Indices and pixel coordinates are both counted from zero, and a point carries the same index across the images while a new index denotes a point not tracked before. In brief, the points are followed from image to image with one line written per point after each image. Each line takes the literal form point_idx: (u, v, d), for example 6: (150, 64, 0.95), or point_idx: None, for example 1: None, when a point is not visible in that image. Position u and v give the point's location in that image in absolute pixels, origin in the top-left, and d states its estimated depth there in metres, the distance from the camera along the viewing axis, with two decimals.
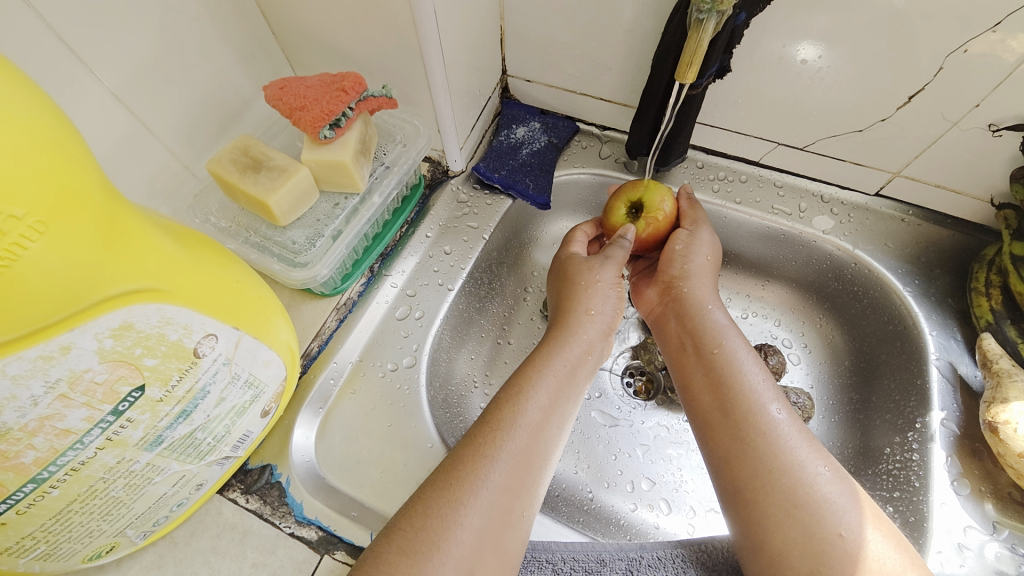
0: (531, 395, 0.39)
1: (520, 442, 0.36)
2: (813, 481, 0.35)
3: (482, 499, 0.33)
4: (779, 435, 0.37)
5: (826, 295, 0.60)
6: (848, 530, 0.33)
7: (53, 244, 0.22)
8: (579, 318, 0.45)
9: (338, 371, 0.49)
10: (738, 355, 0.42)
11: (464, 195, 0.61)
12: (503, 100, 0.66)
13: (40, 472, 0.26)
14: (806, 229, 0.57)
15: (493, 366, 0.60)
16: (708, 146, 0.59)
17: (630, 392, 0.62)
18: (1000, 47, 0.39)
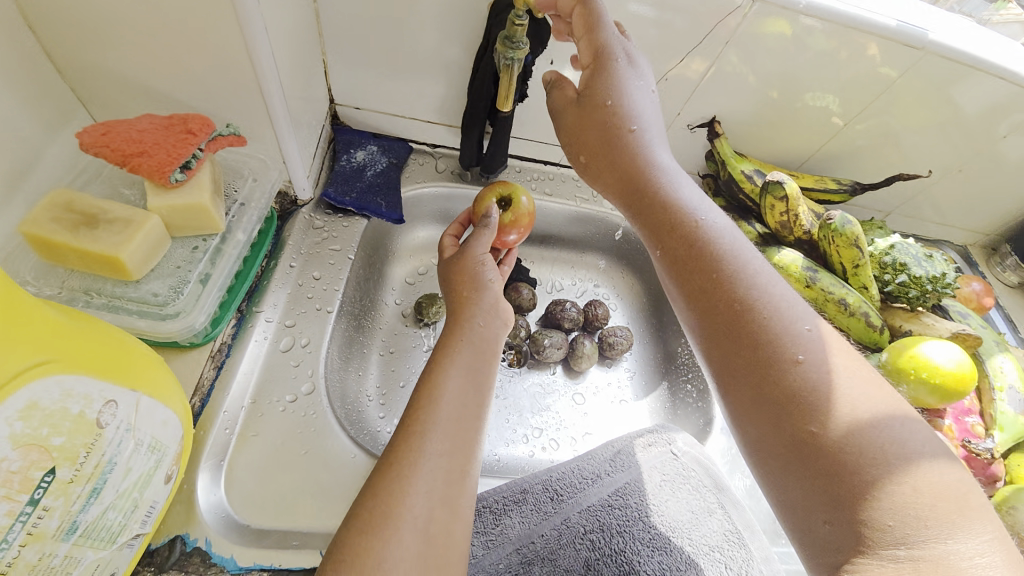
0: (447, 370, 0.44)
1: (447, 430, 0.41)
2: (803, 339, 0.37)
3: (427, 469, 0.39)
4: (769, 301, 0.38)
5: (623, 254, 0.81)
6: (887, 443, 0.33)
7: None
8: (475, 304, 0.50)
9: (231, 420, 0.47)
10: (754, 268, 0.40)
11: (319, 221, 0.63)
12: (335, 127, 0.69)
13: None
14: (600, 208, 0.77)
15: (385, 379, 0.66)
16: (521, 155, 0.76)
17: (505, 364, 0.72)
18: (689, 69, 0.62)
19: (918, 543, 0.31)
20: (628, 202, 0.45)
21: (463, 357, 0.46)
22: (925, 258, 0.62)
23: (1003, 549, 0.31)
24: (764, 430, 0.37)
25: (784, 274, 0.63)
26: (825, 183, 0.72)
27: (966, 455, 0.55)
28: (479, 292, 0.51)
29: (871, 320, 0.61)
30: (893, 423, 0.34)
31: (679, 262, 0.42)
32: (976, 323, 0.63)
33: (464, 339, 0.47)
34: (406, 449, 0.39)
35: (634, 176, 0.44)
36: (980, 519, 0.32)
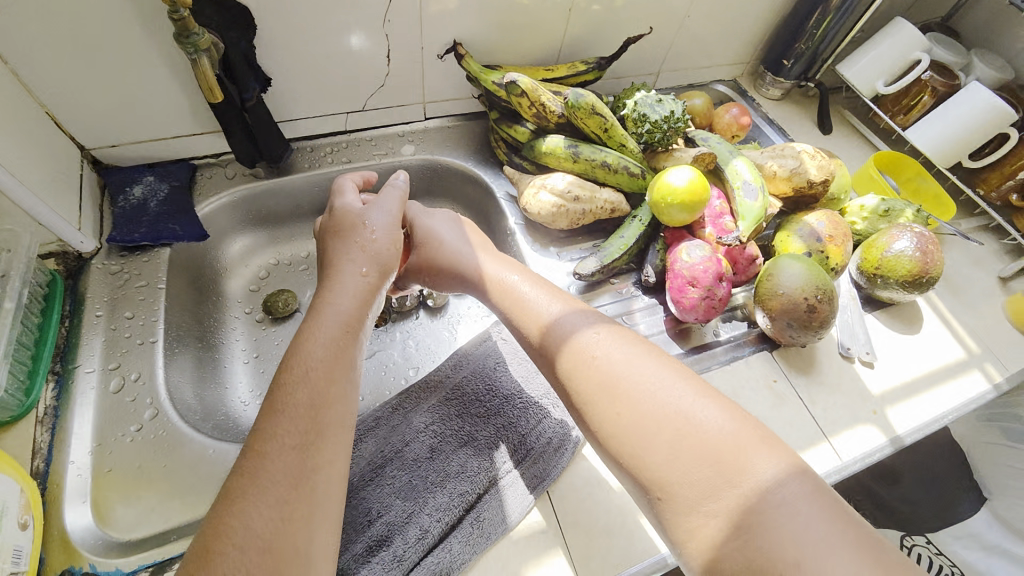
0: (311, 347, 0.43)
1: (302, 424, 0.39)
2: (598, 363, 0.45)
3: (275, 471, 0.36)
4: (575, 341, 0.47)
5: (444, 190, 0.89)
6: (684, 424, 0.39)
7: None
8: (344, 273, 0.51)
9: (81, 468, 0.50)
10: (562, 315, 0.50)
11: (115, 266, 0.64)
12: (102, 171, 0.69)
13: None
14: (399, 156, 0.83)
15: (257, 382, 0.72)
16: (305, 134, 0.80)
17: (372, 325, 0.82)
18: (403, 4, 0.67)
19: (724, 499, 0.36)
20: (466, 279, 0.59)
21: (331, 326, 0.45)
22: (656, 103, 0.72)
23: (796, 472, 0.36)
24: (598, 438, 0.43)
25: (555, 158, 0.72)
26: (575, 67, 0.80)
27: (727, 249, 0.68)
28: (348, 256, 0.52)
29: (633, 171, 0.71)
30: (689, 404, 0.40)
31: (517, 328, 0.53)
32: (715, 141, 0.74)
33: (328, 314, 0.46)
34: (257, 456, 0.36)
35: (461, 273, 0.59)
36: (766, 454, 0.37)
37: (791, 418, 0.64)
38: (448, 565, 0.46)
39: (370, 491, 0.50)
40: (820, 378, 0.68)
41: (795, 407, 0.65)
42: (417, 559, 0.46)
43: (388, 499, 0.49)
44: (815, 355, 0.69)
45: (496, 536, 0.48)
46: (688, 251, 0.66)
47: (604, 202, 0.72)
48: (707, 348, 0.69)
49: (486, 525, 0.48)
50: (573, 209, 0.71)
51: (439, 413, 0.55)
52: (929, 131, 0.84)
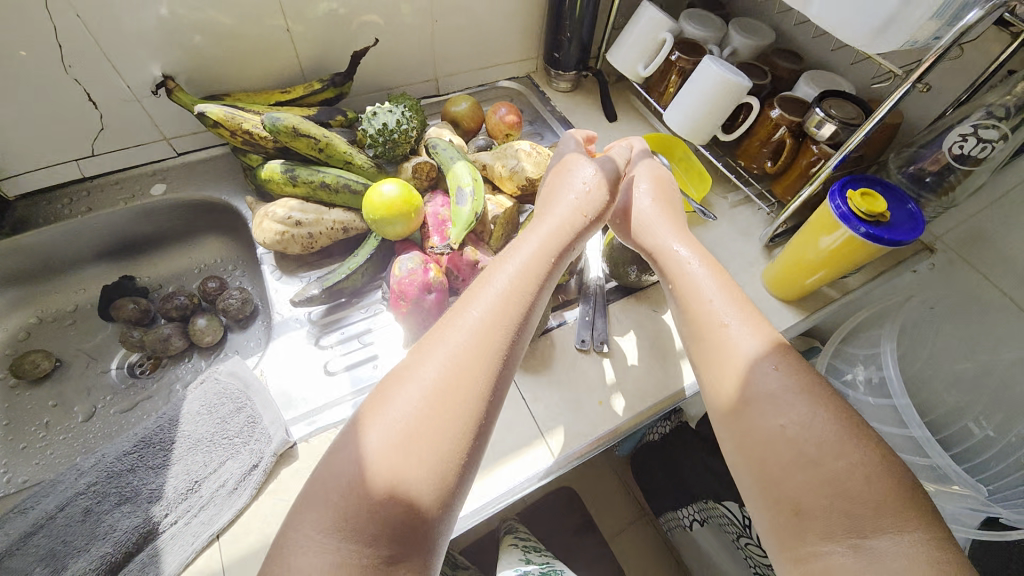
0: (467, 312, 0.47)
1: (417, 439, 0.40)
2: (752, 377, 0.47)
3: (382, 436, 0.40)
4: (728, 343, 0.50)
5: (214, 223, 0.88)
6: (788, 428, 0.44)
7: None
8: (561, 207, 0.60)
9: None
10: (671, 250, 0.60)
11: None
12: None
13: None
14: (148, 197, 0.81)
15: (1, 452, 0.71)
16: (38, 187, 0.77)
17: (143, 372, 0.80)
18: (78, 48, 0.66)
19: (852, 545, 0.38)
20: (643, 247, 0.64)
21: (542, 265, 0.52)
22: (373, 116, 0.72)
23: (928, 557, 0.36)
24: (730, 433, 0.47)
25: (276, 183, 0.71)
26: (312, 87, 0.80)
27: (449, 257, 0.68)
28: (553, 206, 0.60)
29: (354, 188, 0.71)
30: (785, 402, 0.45)
31: (639, 241, 0.64)
32: (443, 147, 0.74)
33: (480, 296, 0.48)
34: (349, 447, 0.41)
35: (648, 237, 0.63)
36: (896, 526, 0.37)
37: (508, 422, 0.64)
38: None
39: (15, 562, 0.50)
40: (549, 374, 0.68)
41: (515, 409, 0.65)
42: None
43: (34, 569, 0.49)
44: (548, 352, 0.69)
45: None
46: (401, 264, 0.65)
47: (332, 222, 0.71)
48: None
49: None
50: (297, 233, 0.70)
51: (121, 470, 0.55)
52: (676, 111, 0.85)
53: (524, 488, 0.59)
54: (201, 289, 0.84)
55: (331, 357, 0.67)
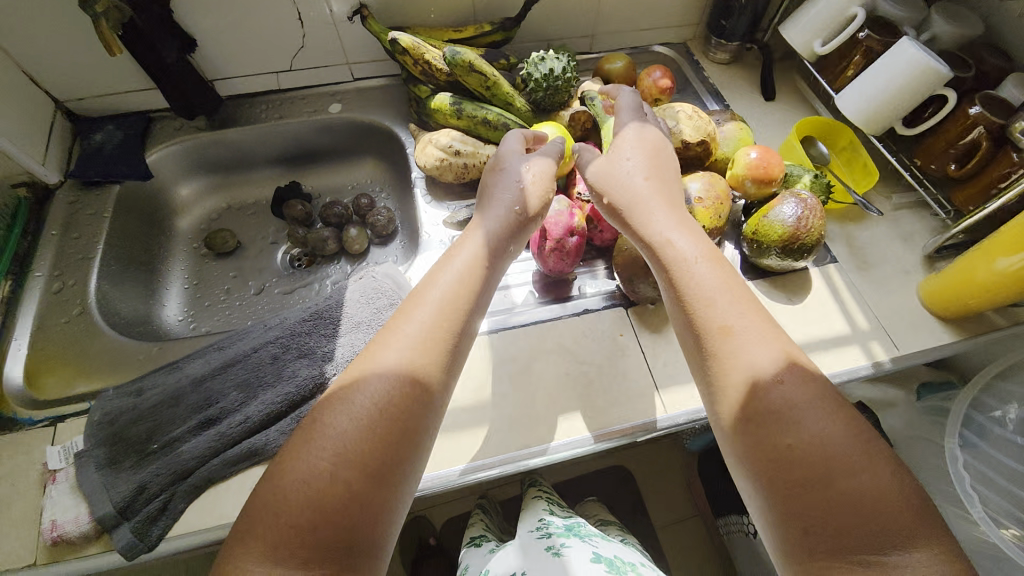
0: (396, 337, 0.45)
1: (358, 431, 0.40)
2: (771, 387, 0.43)
3: (338, 430, 0.40)
4: (732, 351, 0.45)
5: (371, 146, 0.96)
6: (796, 447, 0.40)
7: None
8: (495, 210, 0.58)
9: (19, 342, 0.66)
10: (669, 240, 0.54)
11: (74, 196, 0.78)
12: (72, 120, 0.83)
13: None
14: (326, 114, 0.91)
15: (194, 305, 0.86)
16: (245, 92, 0.90)
17: (301, 268, 0.93)
18: None
19: (875, 563, 0.35)
20: (638, 238, 0.57)
21: (475, 282, 0.51)
22: (540, 62, 0.74)
23: (946, 563, 0.35)
24: (740, 450, 0.43)
25: (442, 114, 0.77)
26: (483, 28, 0.83)
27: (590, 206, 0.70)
28: (499, 199, 0.59)
29: (511, 127, 0.75)
30: (804, 415, 0.41)
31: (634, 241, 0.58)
32: (600, 100, 0.75)
33: (422, 298, 0.48)
34: (322, 415, 0.41)
35: (639, 233, 0.57)
36: (928, 538, 0.36)
37: (625, 369, 0.66)
38: (263, 444, 0.56)
39: (216, 383, 0.61)
40: (671, 336, 0.69)
41: (632, 360, 0.67)
42: (240, 437, 0.57)
43: (230, 391, 0.60)
44: (670, 315, 0.70)
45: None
46: (547, 205, 0.69)
47: (486, 157, 0.77)
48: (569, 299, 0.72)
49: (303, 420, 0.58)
50: (454, 162, 0.76)
51: (296, 331, 0.65)
52: (852, 96, 0.80)
53: (603, 442, 0.61)
54: (355, 205, 0.95)
55: None
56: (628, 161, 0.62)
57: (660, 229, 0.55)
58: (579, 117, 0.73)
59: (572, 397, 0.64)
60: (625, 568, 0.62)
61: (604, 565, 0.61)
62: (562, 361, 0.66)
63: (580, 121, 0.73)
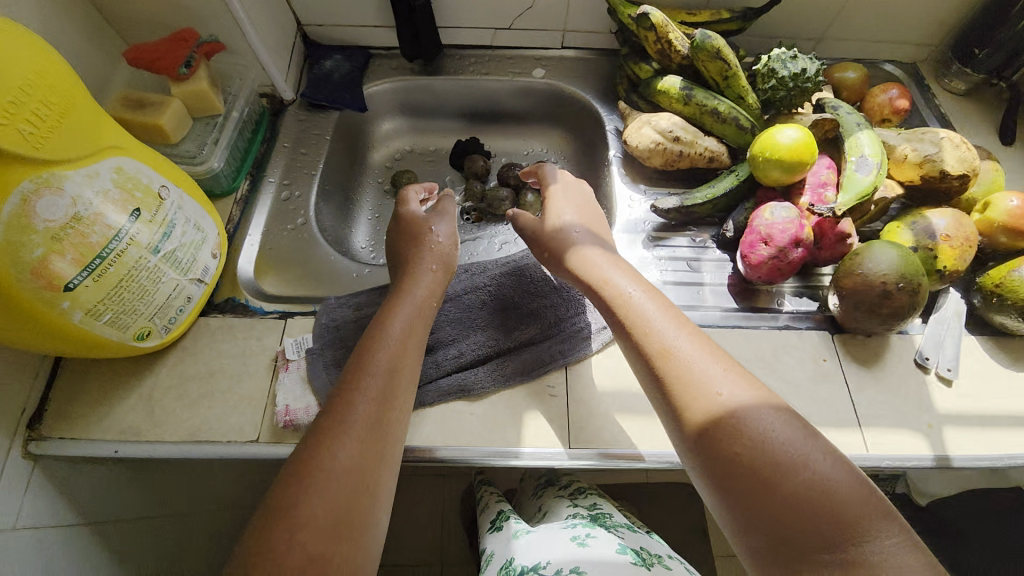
0: (380, 345, 0.49)
1: (359, 436, 0.42)
2: (724, 402, 0.43)
3: (337, 471, 0.40)
4: (689, 365, 0.45)
5: (559, 116, 0.95)
6: (754, 438, 0.40)
7: (71, 129, 0.43)
8: (421, 269, 0.61)
9: (253, 238, 0.71)
10: (638, 304, 0.51)
11: (302, 115, 0.84)
12: (307, 44, 0.89)
13: (104, 250, 0.47)
14: (529, 78, 0.92)
15: (375, 235, 0.90)
16: (459, 44, 0.92)
17: (469, 222, 0.95)
18: None
19: (848, 554, 0.36)
20: (581, 282, 0.58)
21: (387, 348, 0.49)
22: (790, 59, 0.69)
23: (908, 544, 0.37)
24: (733, 495, 0.40)
25: (668, 97, 0.74)
26: (718, 15, 0.79)
27: (818, 220, 0.66)
28: (429, 256, 0.62)
29: (741, 123, 0.71)
30: (768, 431, 0.41)
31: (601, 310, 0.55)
32: (846, 112, 0.70)
33: (383, 339, 0.50)
34: (295, 472, 0.40)
35: (578, 273, 0.58)
36: (885, 526, 0.37)
37: (825, 397, 0.63)
38: (470, 382, 0.61)
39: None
40: (879, 374, 0.65)
41: (835, 388, 0.63)
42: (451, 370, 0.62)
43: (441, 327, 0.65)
44: (883, 351, 0.66)
45: (519, 380, 0.61)
46: (772, 209, 0.65)
47: (703, 149, 0.74)
48: (766, 310, 0.69)
49: (508, 369, 0.61)
50: (670, 148, 0.74)
51: (499, 283, 0.68)
52: None
53: None
54: (534, 169, 0.93)
55: (660, 268, 0.73)
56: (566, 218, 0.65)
57: (610, 295, 0.54)
58: (827, 124, 0.68)
59: None
60: (651, 562, 0.58)
61: (631, 557, 0.57)
62: (759, 373, 0.64)
63: (825, 128, 0.68)
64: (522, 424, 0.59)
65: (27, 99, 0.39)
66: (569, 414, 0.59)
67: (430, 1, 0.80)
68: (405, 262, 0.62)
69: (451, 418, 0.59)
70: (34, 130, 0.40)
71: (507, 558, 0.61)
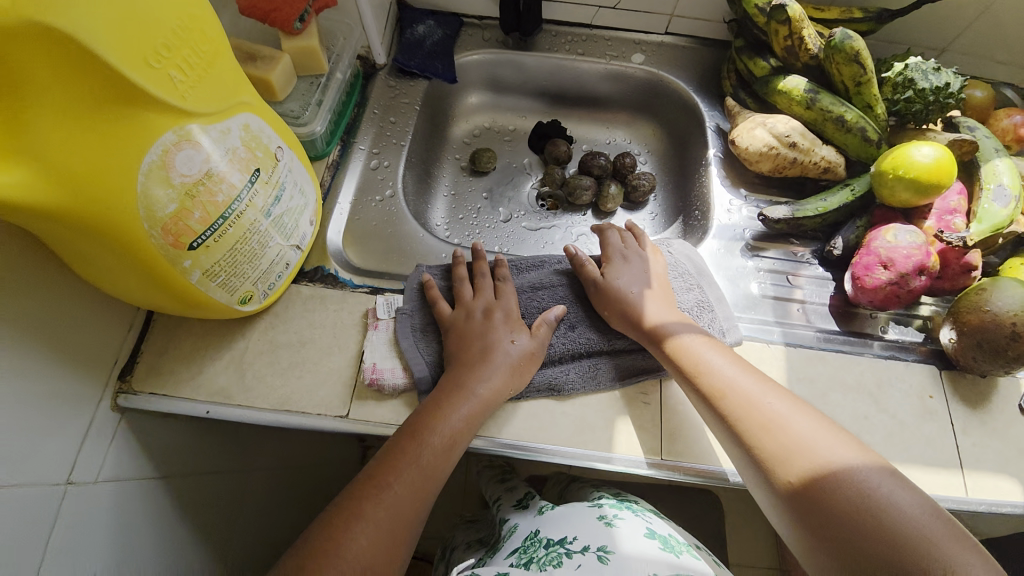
0: (454, 409, 0.51)
1: (410, 476, 0.47)
2: (792, 434, 0.45)
3: (395, 496, 0.46)
4: (755, 404, 0.48)
5: (650, 108, 0.91)
6: (834, 474, 0.42)
7: (210, 79, 0.42)
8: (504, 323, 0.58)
9: (342, 207, 0.69)
10: (735, 379, 0.51)
11: (392, 81, 0.81)
12: (400, 6, 0.85)
13: (227, 211, 0.45)
14: (627, 63, 0.87)
15: (450, 214, 0.88)
16: (556, 19, 0.87)
17: (545, 209, 0.91)
18: None
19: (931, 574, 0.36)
20: (642, 334, 0.58)
21: (458, 403, 0.51)
22: (933, 71, 0.65)
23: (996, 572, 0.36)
24: (804, 520, 0.42)
25: (788, 99, 0.70)
26: (851, 14, 0.73)
27: (942, 247, 0.61)
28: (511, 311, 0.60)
29: (868, 135, 0.66)
30: (851, 471, 0.42)
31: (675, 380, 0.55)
32: (984, 135, 0.66)
33: (463, 394, 0.52)
34: (354, 502, 0.45)
35: (632, 320, 0.59)
36: (965, 553, 0.37)
37: (930, 435, 0.59)
38: (563, 380, 0.57)
39: (528, 301, 0.63)
40: (985, 418, 0.60)
41: (943, 426, 0.60)
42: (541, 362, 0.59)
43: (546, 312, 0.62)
44: (990, 392, 0.61)
45: (611, 384, 0.58)
46: (894, 232, 0.61)
47: (820, 159, 0.69)
48: (867, 336, 0.65)
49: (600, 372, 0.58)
50: (785, 154, 0.69)
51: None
52: None
53: None
54: (618, 161, 0.89)
55: (759, 280, 0.69)
56: (643, 271, 0.63)
57: (669, 340, 0.55)
58: (966, 145, 0.63)
59: (869, 444, 0.58)
60: (681, 549, 0.51)
61: (659, 543, 0.50)
62: (862, 402, 0.60)
63: (964, 150, 0.63)
64: (612, 427, 0.56)
65: (179, 43, 0.38)
66: (662, 422, 0.57)
67: None
68: (464, 329, 0.57)
69: (539, 414, 0.56)
70: (182, 79, 0.39)
71: (532, 531, 0.56)
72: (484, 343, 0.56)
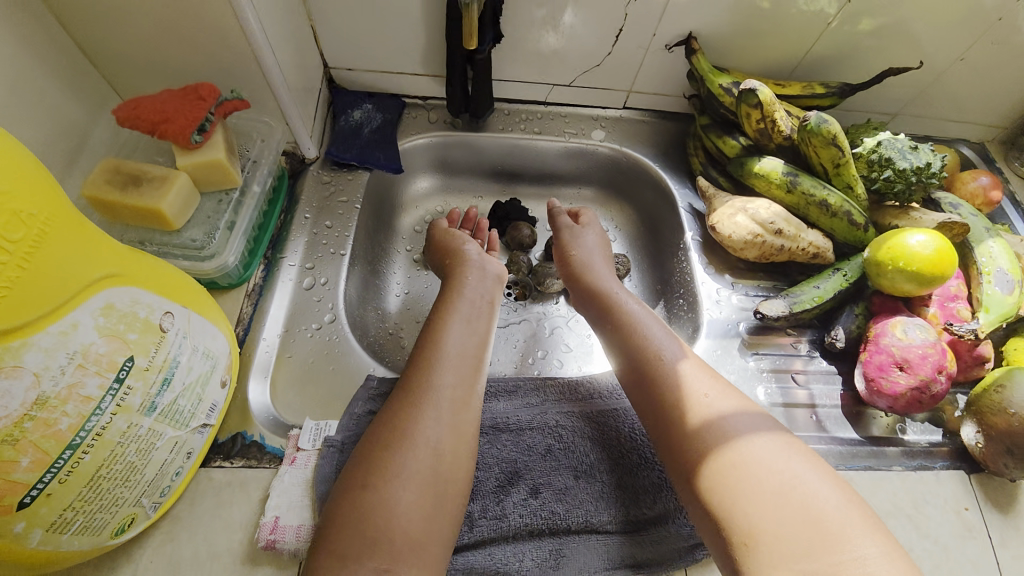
0: (410, 425, 0.45)
1: (370, 497, 0.41)
2: (756, 467, 0.41)
3: (344, 522, 0.40)
4: (719, 430, 0.44)
5: (616, 185, 0.85)
6: (807, 504, 0.39)
7: (45, 265, 0.28)
8: (453, 320, 0.53)
9: (269, 344, 0.55)
10: (705, 408, 0.45)
11: (326, 176, 0.70)
12: (332, 90, 0.75)
13: (75, 437, 0.31)
14: (588, 140, 0.81)
15: (400, 316, 0.74)
16: (509, 98, 0.80)
17: (511, 298, 0.80)
18: None
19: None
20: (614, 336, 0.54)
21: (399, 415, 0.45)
22: (910, 151, 0.62)
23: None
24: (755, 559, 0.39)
25: (766, 182, 0.65)
26: (812, 88, 0.71)
27: (952, 339, 0.57)
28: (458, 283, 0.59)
29: (854, 220, 0.62)
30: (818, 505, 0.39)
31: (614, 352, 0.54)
32: (969, 211, 0.63)
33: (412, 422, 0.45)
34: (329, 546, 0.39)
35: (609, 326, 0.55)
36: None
37: (974, 558, 0.52)
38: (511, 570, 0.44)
39: (485, 446, 0.50)
40: None
41: (986, 545, 0.53)
42: (490, 539, 0.45)
43: (522, 461, 0.49)
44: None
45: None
46: (902, 326, 0.56)
47: (807, 244, 0.64)
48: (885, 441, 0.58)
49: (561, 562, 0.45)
50: (771, 242, 0.64)
51: (608, 439, 0.51)
52: None
53: None
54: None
55: (764, 384, 0.61)
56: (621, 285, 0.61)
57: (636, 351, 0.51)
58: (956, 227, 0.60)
59: None
60: None
61: None
62: (901, 529, 0.53)
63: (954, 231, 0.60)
64: None
65: None
66: None
67: (489, 53, 0.68)
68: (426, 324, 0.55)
69: None
70: None
71: None
72: (482, 272, 0.62)
